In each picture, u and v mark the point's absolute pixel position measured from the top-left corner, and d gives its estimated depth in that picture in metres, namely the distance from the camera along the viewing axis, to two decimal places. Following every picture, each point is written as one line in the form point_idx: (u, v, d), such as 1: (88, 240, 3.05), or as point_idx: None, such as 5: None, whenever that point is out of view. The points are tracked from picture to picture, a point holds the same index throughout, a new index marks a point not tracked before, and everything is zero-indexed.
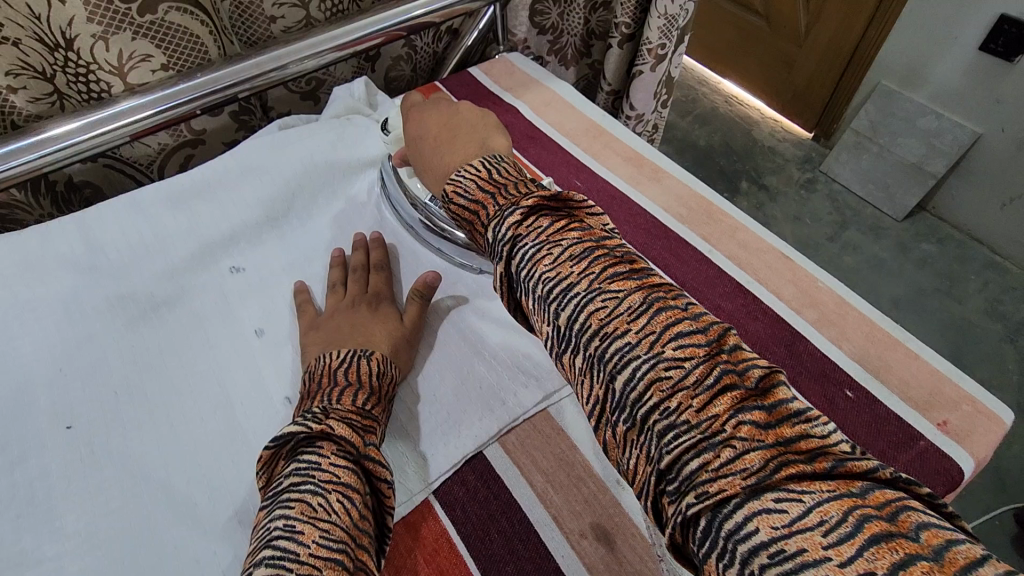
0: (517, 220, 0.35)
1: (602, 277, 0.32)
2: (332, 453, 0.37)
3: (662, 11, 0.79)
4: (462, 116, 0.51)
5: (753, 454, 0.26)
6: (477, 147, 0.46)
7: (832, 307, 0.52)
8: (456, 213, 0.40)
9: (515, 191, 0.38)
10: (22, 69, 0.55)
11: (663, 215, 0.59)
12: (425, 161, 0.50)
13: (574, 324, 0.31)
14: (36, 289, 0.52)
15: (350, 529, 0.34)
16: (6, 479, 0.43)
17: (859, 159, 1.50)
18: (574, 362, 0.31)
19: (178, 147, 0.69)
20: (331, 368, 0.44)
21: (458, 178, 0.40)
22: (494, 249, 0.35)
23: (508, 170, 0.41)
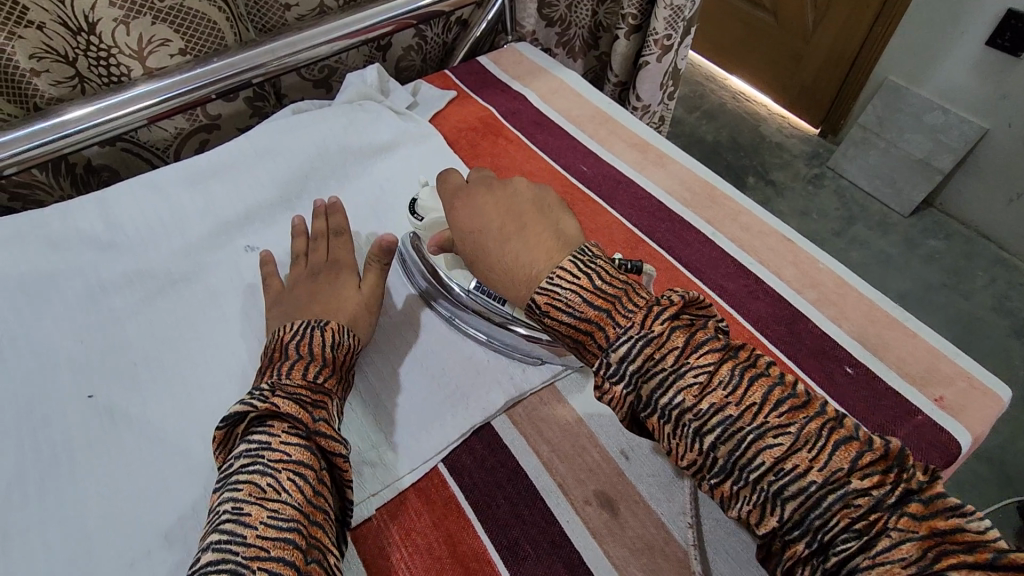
0: (650, 346, 0.35)
1: (763, 409, 0.32)
2: (282, 431, 0.37)
3: (667, 2, 0.80)
4: (519, 197, 0.46)
5: (906, 544, 0.28)
6: (554, 241, 0.42)
7: (832, 287, 0.53)
8: (558, 326, 0.39)
9: (625, 305, 0.37)
10: (45, 52, 0.57)
11: (668, 199, 0.60)
12: (491, 255, 0.43)
13: (743, 460, 0.32)
14: (59, 265, 0.53)
15: (303, 506, 0.34)
16: (31, 443, 0.45)
17: (867, 154, 1.50)
18: (737, 488, 0.32)
19: (193, 132, 0.71)
20: (285, 342, 0.44)
21: (552, 286, 0.39)
22: (615, 371, 0.35)
23: (608, 272, 0.39)
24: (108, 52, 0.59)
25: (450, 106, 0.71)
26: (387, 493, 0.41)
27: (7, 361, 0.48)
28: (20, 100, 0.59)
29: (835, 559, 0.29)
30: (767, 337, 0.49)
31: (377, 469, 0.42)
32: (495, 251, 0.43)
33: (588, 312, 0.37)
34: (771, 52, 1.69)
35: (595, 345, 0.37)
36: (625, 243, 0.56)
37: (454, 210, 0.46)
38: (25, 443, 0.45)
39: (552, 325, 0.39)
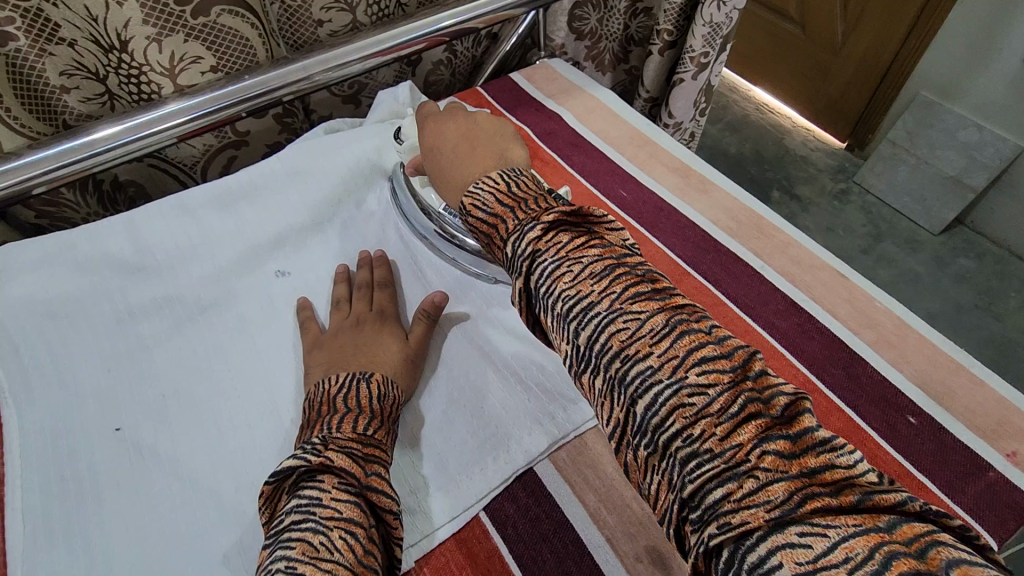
0: (537, 236, 0.35)
1: (622, 298, 0.32)
2: (333, 486, 0.35)
3: (707, 19, 0.78)
4: (479, 125, 0.48)
5: (775, 485, 0.26)
6: (496, 161, 0.44)
7: (892, 329, 0.50)
8: (474, 224, 0.39)
9: (536, 206, 0.37)
10: (75, 69, 0.56)
11: (712, 228, 0.58)
12: (443, 174, 0.47)
13: (597, 347, 0.32)
14: (86, 289, 0.52)
15: (355, 566, 0.32)
16: (57, 479, 0.43)
17: (895, 169, 1.46)
18: (595, 381, 0.32)
19: (222, 148, 0.69)
20: (331, 394, 0.42)
21: (475, 191, 0.40)
22: (512, 263, 0.36)
23: (528, 183, 0.40)
24: (139, 70, 0.58)
25: None
26: (427, 543, 0.39)
27: (33, 390, 0.47)
28: (50, 117, 0.58)
29: (690, 485, 0.28)
30: (824, 381, 0.46)
31: (414, 517, 0.40)
32: (446, 166, 0.47)
33: (499, 209, 0.38)
34: (798, 64, 1.66)
35: (499, 238, 0.37)
36: (669, 275, 0.54)
37: (424, 135, 0.50)
38: (50, 479, 0.43)
39: (471, 225, 0.40)
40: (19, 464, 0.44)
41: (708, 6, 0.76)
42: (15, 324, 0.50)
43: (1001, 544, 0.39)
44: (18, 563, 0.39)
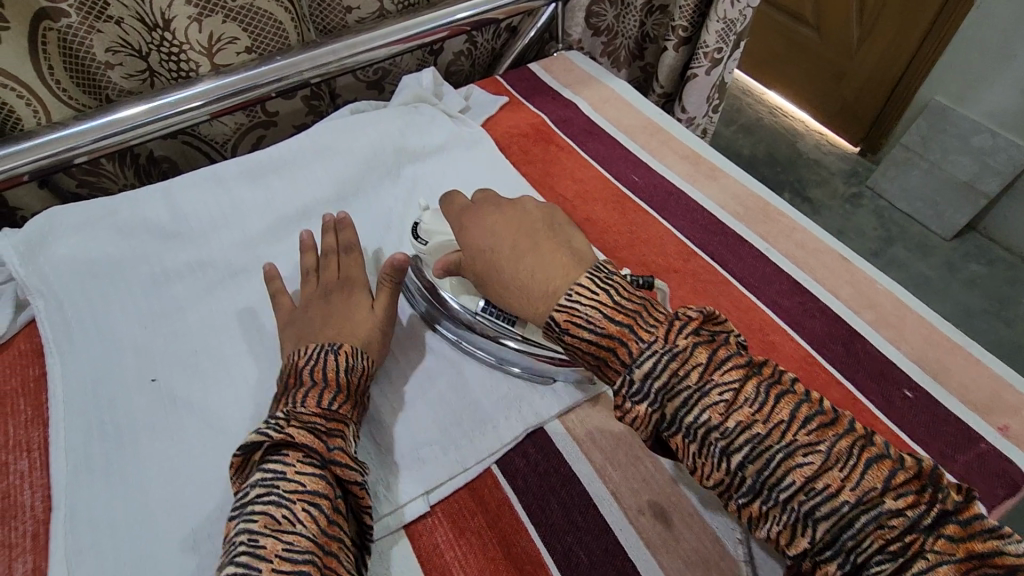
0: (674, 361, 0.35)
1: (792, 425, 0.33)
2: (298, 461, 0.37)
3: (721, 15, 0.80)
4: (532, 218, 0.47)
5: (944, 567, 0.29)
6: (568, 258, 0.43)
7: (891, 309, 0.52)
8: (579, 343, 0.39)
9: (649, 321, 0.37)
10: (121, 46, 0.60)
11: (720, 212, 0.60)
12: (506, 272, 0.44)
13: (771, 479, 0.33)
14: (125, 252, 0.55)
15: (318, 536, 0.34)
16: (98, 423, 0.46)
17: (909, 173, 1.46)
18: (767, 509, 0.33)
19: (251, 127, 0.73)
20: (298, 367, 0.43)
21: (572, 303, 0.39)
22: (638, 388, 0.36)
23: (625, 288, 0.40)
24: (179, 48, 0.61)
25: (502, 111, 0.72)
26: (445, 489, 0.42)
27: (76, 342, 0.50)
28: (95, 91, 0.62)
29: None
30: (824, 356, 0.48)
31: (429, 464, 0.43)
32: (507, 267, 0.44)
33: (610, 328, 0.38)
34: (813, 67, 1.67)
35: (619, 360, 0.37)
36: (678, 255, 0.56)
37: (467, 227, 0.48)
38: (91, 423, 0.46)
39: (574, 342, 0.39)
40: (63, 408, 0.47)
41: (723, 2, 0.78)
42: (59, 281, 0.53)
43: (991, 510, 0.41)
44: (63, 497, 0.42)
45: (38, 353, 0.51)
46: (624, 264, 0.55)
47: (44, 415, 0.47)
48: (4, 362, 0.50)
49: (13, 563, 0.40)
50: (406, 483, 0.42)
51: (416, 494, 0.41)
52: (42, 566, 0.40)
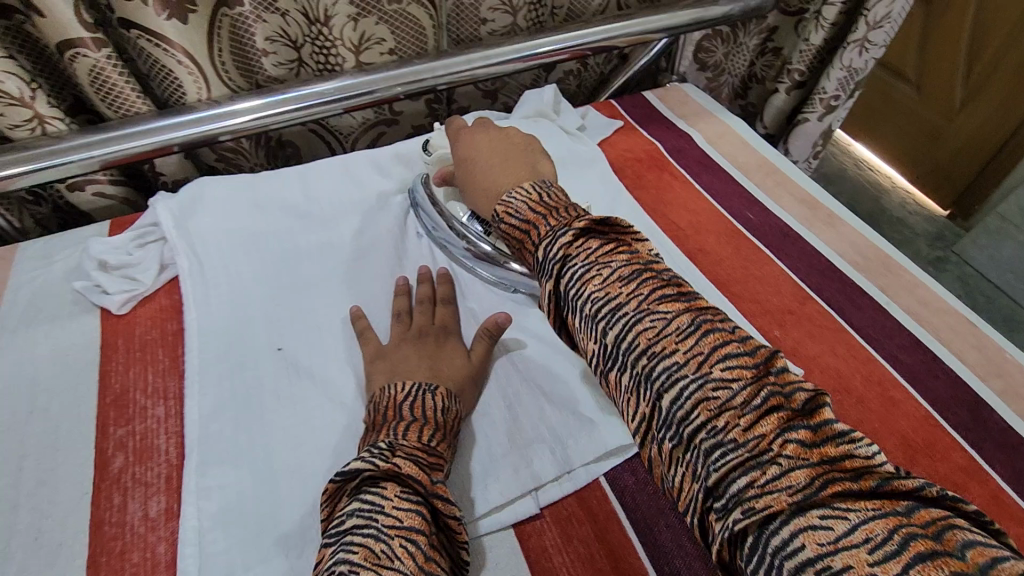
0: (567, 241, 0.38)
1: (650, 299, 0.34)
2: (395, 495, 0.36)
3: (846, 64, 0.79)
4: (509, 140, 0.55)
5: (798, 472, 0.27)
6: (525, 172, 0.51)
7: (1022, 380, 0.50)
8: (507, 230, 0.44)
9: (564, 215, 0.41)
10: (279, 36, 0.64)
11: (839, 261, 0.59)
12: (473, 179, 0.54)
13: (623, 342, 0.34)
14: (263, 225, 0.59)
15: (417, 574, 0.32)
16: (228, 381, 0.49)
17: (1001, 245, 1.40)
18: (620, 378, 0.34)
19: (376, 124, 0.77)
20: (397, 401, 0.43)
21: (510, 200, 0.45)
22: (544, 265, 0.39)
23: (556, 194, 0.45)
24: (332, 43, 0.66)
25: (616, 135, 0.74)
26: (554, 492, 0.43)
27: (212, 304, 0.53)
28: (248, 75, 0.67)
29: (714, 475, 0.29)
30: (948, 421, 0.47)
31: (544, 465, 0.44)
32: (477, 177, 0.53)
33: (531, 217, 0.43)
34: (906, 124, 1.64)
35: (531, 242, 0.42)
36: (792, 296, 0.55)
37: (458, 144, 0.57)
38: (224, 380, 0.49)
39: (505, 231, 0.45)
40: (198, 364, 0.50)
41: (850, 51, 0.78)
42: (202, 246, 0.57)
43: None
44: (195, 447, 0.45)
45: (175, 309, 0.55)
46: (735, 297, 0.55)
47: (180, 367, 0.51)
48: (147, 313, 0.54)
49: (148, 501, 0.43)
50: (518, 480, 0.43)
51: (527, 491, 0.43)
52: (173, 508, 0.42)
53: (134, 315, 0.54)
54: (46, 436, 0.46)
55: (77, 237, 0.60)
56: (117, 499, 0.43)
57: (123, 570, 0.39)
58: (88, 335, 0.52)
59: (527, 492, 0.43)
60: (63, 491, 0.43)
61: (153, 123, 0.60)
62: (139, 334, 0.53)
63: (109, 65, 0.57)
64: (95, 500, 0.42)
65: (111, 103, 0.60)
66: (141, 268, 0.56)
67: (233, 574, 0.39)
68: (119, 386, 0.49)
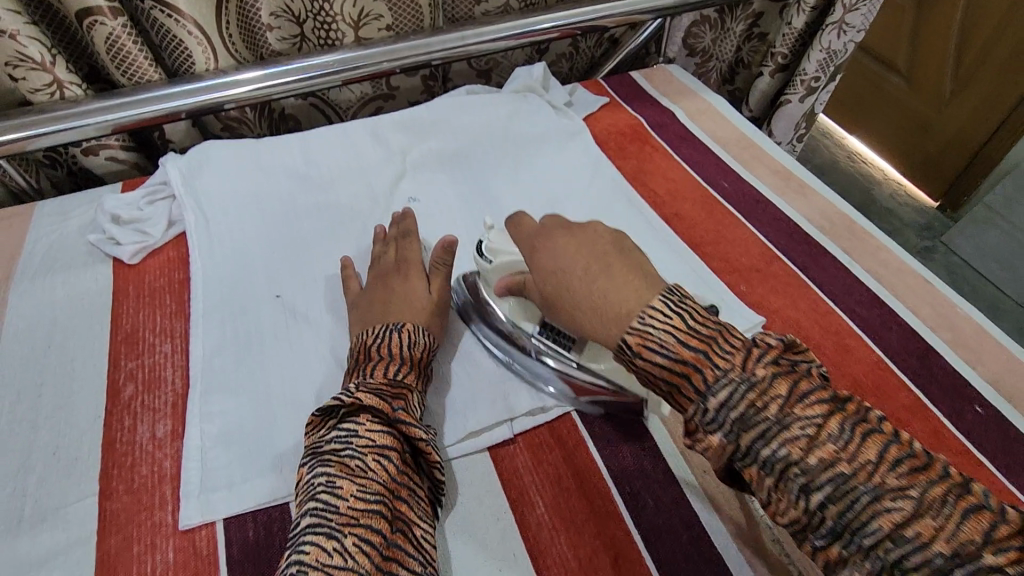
0: (753, 393, 0.32)
1: (877, 466, 0.29)
2: (367, 421, 0.40)
3: (825, 45, 0.83)
4: (600, 237, 0.42)
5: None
6: (642, 279, 0.38)
7: (970, 333, 0.53)
8: (649, 370, 0.35)
9: (727, 348, 0.33)
10: (283, 12, 0.68)
11: (807, 225, 0.62)
12: (573, 295, 0.39)
13: (856, 523, 0.28)
14: (264, 185, 0.63)
15: (388, 484, 0.38)
16: (231, 323, 0.53)
17: (986, 234, 1.43)
18: (847, 554, 0.29)
19: (374, 98, 0.81)
20: (368, 344, 0.46)
21: (644, 325, 0.35)
22: (713, 417, 0.32)
23: (699, 311, 0.35)
24: (332, 18, 0.70)
25: (603, 110, 0.77)
26: (528, 422, 0.47)
27: (217, 254, 0.58)
28: (253, 48, 0.71)
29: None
30: (898, 366, 0.50)
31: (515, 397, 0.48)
32: (579, 290, 0.39)
33: (684, 354, 0.33)
34: (897, 117, 1.67)
35: (693, 389, 0.33)
36: (760, 256, 0.59)
37: (535, 249, 0.42)
38: (228, 322, 0.53)
39: (643, 370, 0.35)
40: (202, 307, 0.54)
41: (828, 32, 0.82)
42: (208, 203, 0.61)
43: None
44: (200, 378, 0.49)
45: (182, 260, 0.59)
46: (706, 256, 0.59)
47: (186, 311, 0.55)
48: (157, 263, 0.58)
49: (156, 425, 0.47)
50: (494, 410, 0.47)
51: (503, 420, 0.46)
52: (178, 430, 0.46)
53: (144, 265, 0.58)
54: (63, 367, 0.50)
55: (91, 195, 0.64)
56: (127, 421, 0.47)
57: (133, 480, 0.43)
58: (101, 282, 0.56)
59: (502, 421, 0.46)
60: (79, 414, 0.47)
61: (164, 89, 0.64)
62: (149, 281, 0.57)
63: (124, 34, 0.61)
64: (108, 422, 0.46)
65: (124, 71, 0.64)
66: (151, 222, 0.60)
67: (231, 486, 0.43)
68: (129, 325, 0.53)
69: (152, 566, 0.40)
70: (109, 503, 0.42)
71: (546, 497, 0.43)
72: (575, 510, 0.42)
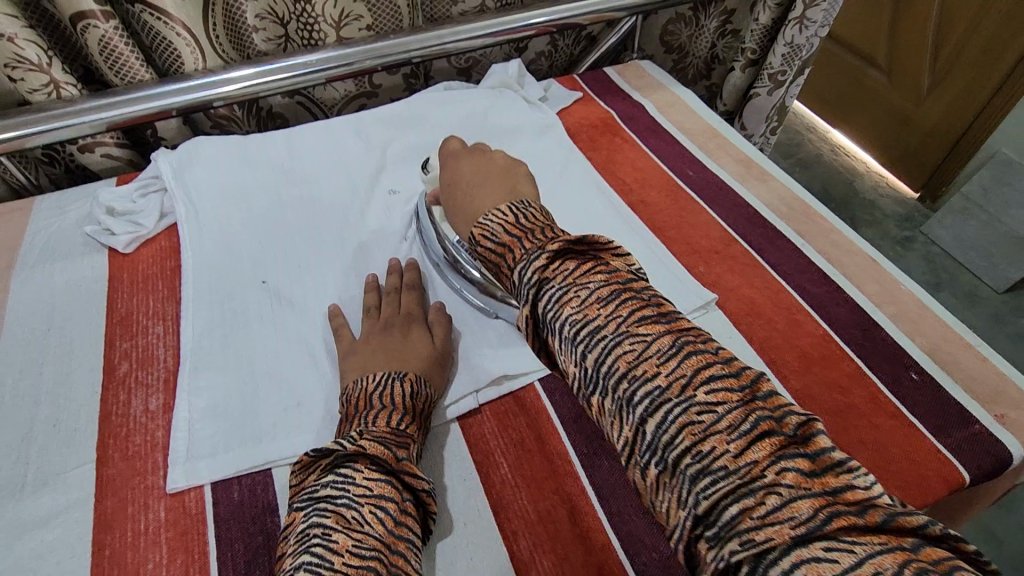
0: (542, 265, 0.38)
1: (628, 320, 0.35)
2: (367, 467, 0.40)
3: (788, 40, 0.86)
4: (493, 165, 0.54)
5: (800, 502, 0.28)
6: (506, 193, 0.49)
7: (912, 307, 0.57)
8: (485, 253, 0.43)
9: (540, 236, 0.41)
10: (268, 14, 0.72)
11: (765, 210, 0.66)
12: (457, 206, 0.52)
13: (604, 367, 0.34)
14: (250, 178, 0.66)
15: (384, 537, 0.37)
16: (218, 307, 0.56)
17: (964, 224, 1.47)
18: (602, 401, 0.34)
19: (357, 96, 0.84)
20: (368, 391, 0.46)
21: (486, 222, 0.44)
22: (519, 289, 0.39)
23: (533, 215, 0.44)
24: (315, 19, 0.74)
25: (576, 105, 0.81)
26: (493, 392, 0.50)
27: (206, 243, 0.61)
28: (241, 48, 0.75)
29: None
30: (842, 337, 0.54)
31: (478, 370, 0.51)
32: (461, 199, 0.52)
33: (506, 239, 0.42)
34: (878, 110, 1.70)
35: (507, 265, 0.41)
36: (719, 240, 0.63)
37: (445, 172, 0.56)
38: (215, 306, 0.56)
39: (482, 254, 0.44)
40: (192, 291, 0.57)
41: (790, 28, 0.85)
42: (197, 195, 0.64)
43: (976, 479, 0.45)
44: (188, 356, 0.52)
45: (173, 249, 0.62)
46: (668, 239, 0.63)
47: (177, 295, 0.58)
48: (150, 252, 0.62)
49: (149, 399, 0.50)
50: (463, 382, 0.50)
51: (468, 392, 0.50)
52: (169, 404, 0.50)
53: (137, 254, 0.62)
54: (62, 347, 0.53)
55: (87, 189, 0.67)
56: (122, 396, 0.50)
57: (128, 448, 0.47)
58: (97, 270, 0.60)
59: (469, 391, 0.50)
60: (76, 390, 0.50)
61: (154, 89, 0.68)
62: (142, 270, 0.60)
63: (116, 36, 0.64)
64: (104, 396, 0.50)
65: (117, 72, 0.68)
66: (143, 214, 0.63)
67: (216, 454, 0.47)
68: (124, 310, 0.57)
69: (145, 524, 0.43)
70: (106, 469, 0.46)
71: (509, 460, 0.46)
72: (535, 470, 0.46)
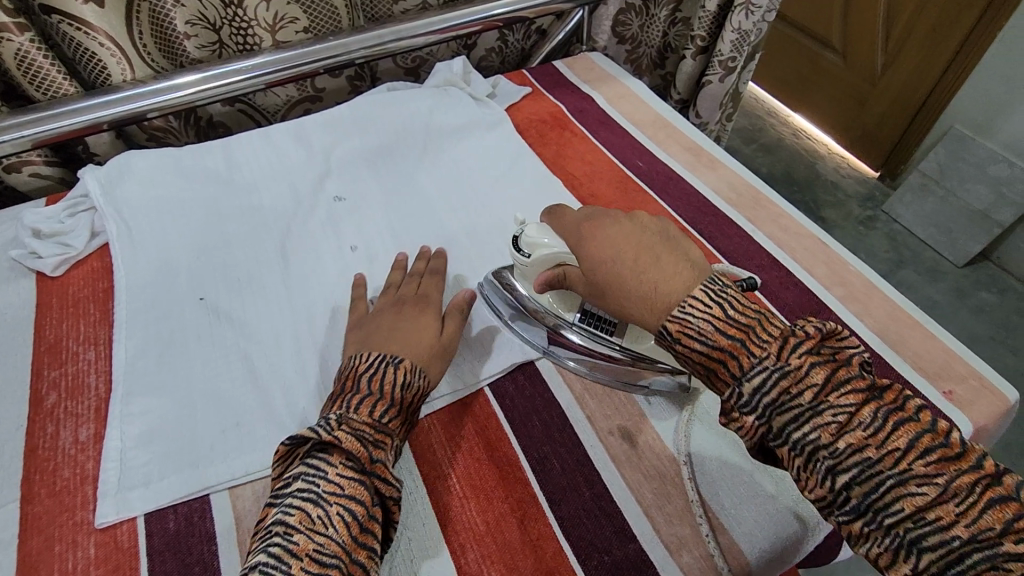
0: (783, 380, 0.34)
1: (906, 453, 0.31)
2: (339, 463, 0.38)
3: (735, 26, 0.86)
4: (652, 232, 0.44)
5: (969, 502, 0.30)
6: (687, 268, 0.41)
7: (860, 287, 0.57)
8: (688, 354, 0.38)
9: (764, 337, 0.36)
10: (198, 19, 0.69)
11: (715, 198, 0.66)
12: (617, 286, 0.42)
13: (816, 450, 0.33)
14: (185, 191, 0.64)
15: (346, 543, 0.35)
16: (154, 327, 0.54)
17: (924, 201, 1.49)
18: (867, 528, 0.32)
19: (301, 101, 0.82)
20: (357, 373, 0.44)
21: (684, 315, 0.38)
22: (747, 403, 0.35)
23: (738, 301, 0.38)
24: (248, 23, 0.71)
25: (525, 100, 0.80)
26: (439, 402, 0.49)
27: (140, 260, 0.58)
28: (172, 57, 0.71)
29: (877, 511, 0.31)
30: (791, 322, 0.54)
31: None
32: (632, 283, 0.41)
33: (722, 341, 0.36)
34: (833, 91, 1.71)
35: (728, 373, 0.36)
36: None
37: (582, 241, 0.46)
38: (150, 327, 0.54)
39: (683, 353, 0.38)
40: (125, 313, 0.55)
41: (737, 13, 0.85)
42: (129, 212, 0.61)
43: None
44: (120, 382, 0.50)
45: (106, 270, 0.60)
46: None
47: (110, 318, 0.56)
48: (80, 274, 0.59)
49: (79, 429, 0.48)
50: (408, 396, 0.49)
51: None
52: (100, 433, 0.48)
53: (67, 276, 0.59)
54: None
55: (13, 211, 0.64)
56: (50, 428, 0.48)
57: (55, 484, 0.45)
58: (23, 295, 0.57)
59: None
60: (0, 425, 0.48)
61: (81, 102, 0.64)
62: (72, 292, 0.58)
63: (33, 48, 0.61)
64: (30, 430, 0.47)
65: (39, 86, 0.64)
66: (73, 234, 0.60)
67: (150, 483, 0.45)
68: (52, 337, 0.54)
69: (74, 563, 0.41)
70: (32, 508, 0.43)
71: (457, 470, 0.45)
72: (484, 478, 0.45)
